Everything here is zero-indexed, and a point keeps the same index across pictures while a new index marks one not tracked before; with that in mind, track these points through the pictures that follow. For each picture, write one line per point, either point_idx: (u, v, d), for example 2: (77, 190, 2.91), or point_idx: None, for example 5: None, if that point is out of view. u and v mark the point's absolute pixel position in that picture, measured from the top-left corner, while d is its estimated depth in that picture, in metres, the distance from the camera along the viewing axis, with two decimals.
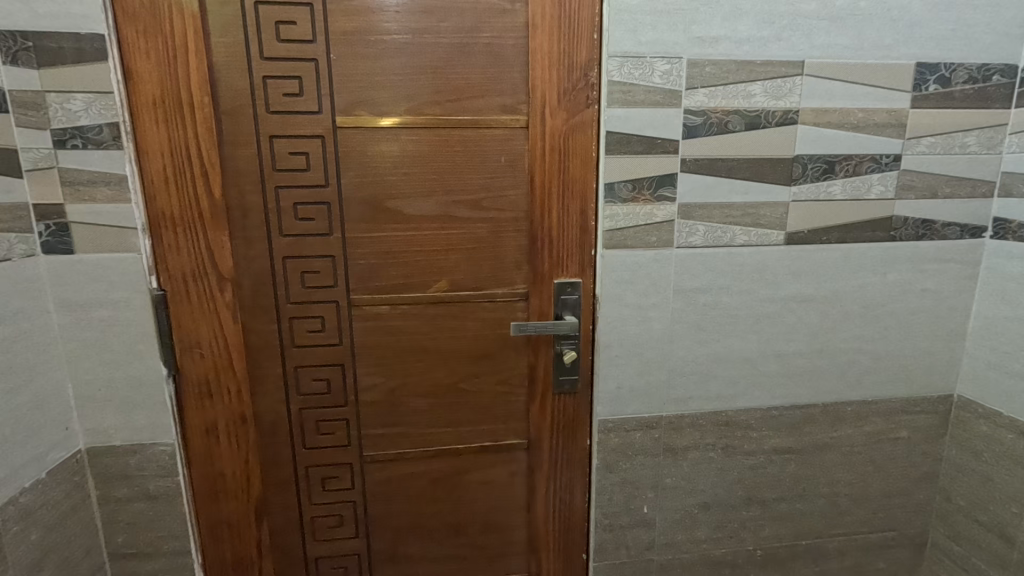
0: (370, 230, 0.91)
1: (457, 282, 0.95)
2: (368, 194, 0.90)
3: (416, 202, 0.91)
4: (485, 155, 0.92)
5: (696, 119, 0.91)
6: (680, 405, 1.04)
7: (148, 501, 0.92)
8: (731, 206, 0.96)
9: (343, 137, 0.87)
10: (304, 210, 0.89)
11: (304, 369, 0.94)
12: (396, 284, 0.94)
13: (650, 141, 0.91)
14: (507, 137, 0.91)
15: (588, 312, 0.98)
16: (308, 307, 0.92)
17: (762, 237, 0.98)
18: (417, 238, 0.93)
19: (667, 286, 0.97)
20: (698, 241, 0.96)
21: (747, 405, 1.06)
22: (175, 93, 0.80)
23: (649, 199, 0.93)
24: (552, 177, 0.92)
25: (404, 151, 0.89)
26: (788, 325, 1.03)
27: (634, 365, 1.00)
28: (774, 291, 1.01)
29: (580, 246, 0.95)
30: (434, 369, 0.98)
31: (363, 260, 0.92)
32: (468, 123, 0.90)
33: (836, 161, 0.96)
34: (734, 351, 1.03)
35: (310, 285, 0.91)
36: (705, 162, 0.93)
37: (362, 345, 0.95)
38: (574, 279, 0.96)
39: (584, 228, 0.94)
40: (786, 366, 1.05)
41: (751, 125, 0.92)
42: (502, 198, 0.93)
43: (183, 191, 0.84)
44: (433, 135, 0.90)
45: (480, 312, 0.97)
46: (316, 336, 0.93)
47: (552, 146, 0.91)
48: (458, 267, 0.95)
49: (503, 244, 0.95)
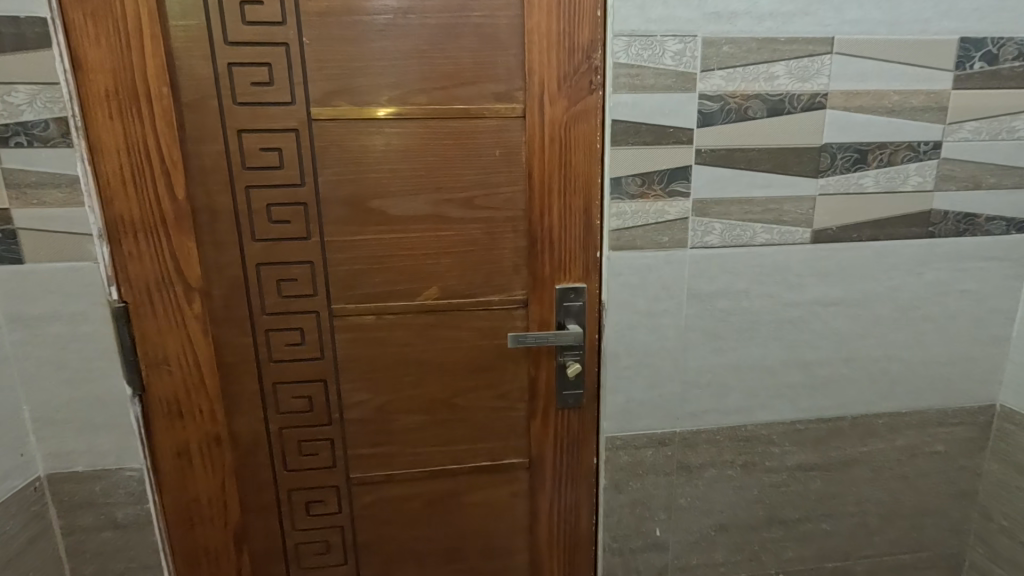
0: (352, 232, 0.83)
1: (450, 288, 0.87)
2: (349, 192, 0.81)
3: (402, 201, 0.83)
4: (478, 149, 0.83)
5: (712, 105, 0.82)
6: (695, 419, 0.95)
7: (116, 530, 0.85)
8: (751, 202, 0.86)
9: (321, 131, 0.79)
10: (278, 211, 0.80)
11: (283, 386, 0.86)
12: (383, 292, 0.85)
13: (661, 131, 0.82)
14: (502, 128, 0.82)
15: (593, 320, 0.89)
16: (285, 319, 0.84)
17: (785, 235, 0.89)
18: (404, 241, 0.84)
19: (680, 290, 0.88)
20: (714, 241, 0.87)
21: (768, 419, 0.97)
22: (129, 84, 0.72)
23: (660, 195, 0.84)
24: (552, 172, 0.83)
25: (389, 145, 0.81)
26: (814, 331, 0.94)
27: (645, 377, 0.92)
28: (799, 294, 0.91)
29: (585, 247, 0.86)
30: (426, 383, 0.90)
31: (345, 266, 0.84)
32: (458, 114, 0.81)
33: (869, 150, 0.86)
34: (754, 360, 0.94)
35: (288, 295, 0.83)
36: (722, 152, 0.83)
37: (346, 358, 0.87)
38: (578, 284, 0.88)
39: (589, 228, 0.85)
40: (812, 376, 0.96)
41: (773, 111, 0.83)
42: (497, 197, 0.85)
43: (142, 193, 0.76)
44: (420, 127, 0.81)
45: (475, 320, 0.88)
46: (296, 350, 0.85)
47: (551, 138, 0.82)
48: (450, 272, 0.86)
49: (500, 246, 0.86)
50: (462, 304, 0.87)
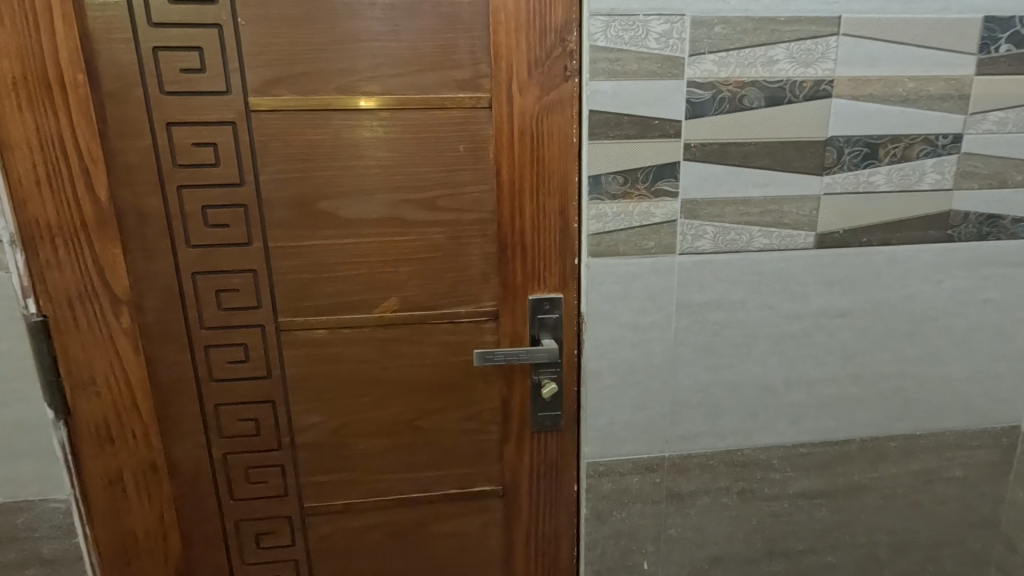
0: (301, 237, 0.74)
1: (411, 300, 0.78)
2: (296, 193, 0.73)
3: (355, 202, 0.74)
4: (441, 144, 0.74)
5: (703, 93, 0.72)
6: (686, 442, 0.86)
7: (42, 567, 0.77)
8: (748, 202, 0.77)
9: (264, 124, 0.70)
10: (215, 213, 0.72)
11: (227, 408, 0.78)
12: (337, 304, 0.77)
13: (645, 123, 0.73)
14: (466, 120, 0.73)
15: (571, 333, 0.80)
16: (227, 333, 0.76)
17: (786, 239, 0.79)
18: (358, 247, 0.75)
19: (668, 301, 0.79)
20: (706, 246, 0.78)
21: (767, 442, 0.88)
22: (39, 68, 0.64)
23: (645, 195, 0.75)
24: (523, 169, 0.74)
25: (340, 139, 0.72)
26: (819, 346, 0.84)
27: (631, 396, 0.82)
28: (802, 305, 0.82)
29: (561, 254, 0.77)
30: (387, 405, 0.81)
31: (293, 275, 0.75)
32: (417, 104, 0.72)
33: (880, 144, 0.77)
34: (752, 378, 0.84)
35: (229, 307, 0.75)
36: (715, 147, 0.74)
37: (296, 377, 0.78)
38: (554, 294, 0.78)
39: (566, 232, 0.76)
40: (816, 396, 0.86)
41: (772, 100, 0.74)
42: (462, 197, 0.76)
43: (59, 194, 0.67)
44: (374, 119, 0.72)
45: (440, 335, 0.79)
46: (240, 368, 0.77)
47: (521, 131, 0.73)
48: (411, 281, 0.77)
49: (466, 252, 0.77)
50: (425, 316, 0.78)
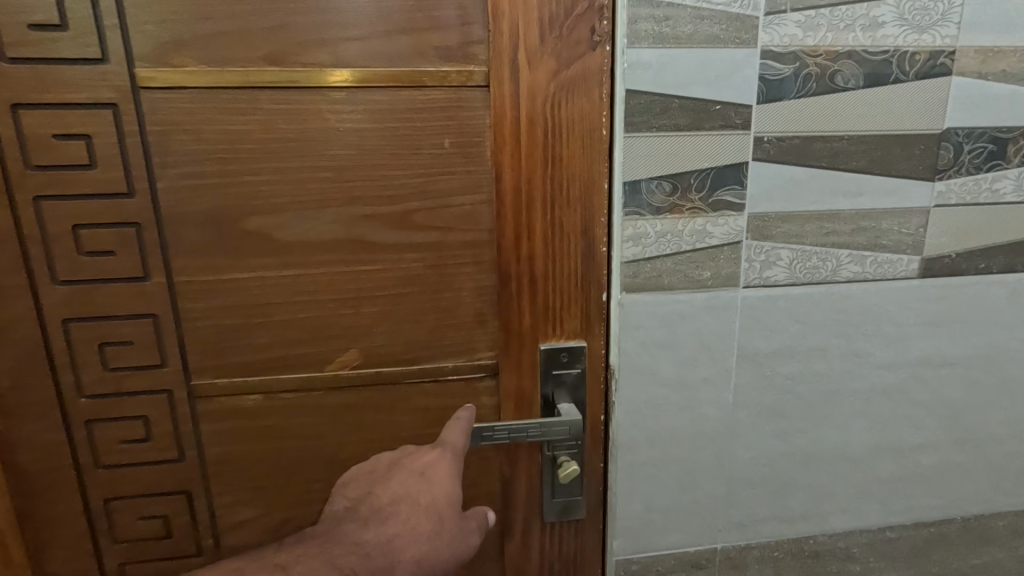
0: (221, 268, 0.53)
1: (379, 352, 0.57)
2: (211, 206, 0.51)
3: (298, 219, 0.53)
4: (419, 136, 0.52)
5: (782, 68, 0.52)
6: (743, 530, 0.66)
7: None
8: (836, 217, 0.57)
9: (161, 108, 0.49)
10: (93, 236, 0.50)
11: (121, 503, 0.57)
12: (275, 359, 0.55)
13: (702, 109, 0.52)
14: (453, 104, 0.52)
15: (597, 394, 0.59)
16: (120, 402, 0.54)
17: (883, 266, 0.59)
18: (304, 282, 0.54)
19: (727, 350, 0.59)
20: (780, 276, 0.58)
21: (846, 527, 0.68)
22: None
23: (700, 209, 0.55)
24: (533, 173, 0.53)
25: (273, 129, 0.50)
26: (917, 404, 0.64)
27: (674, 475, 0.62)
28: (897, 352, 0.62)
29: (585, 289, 0.56)
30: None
31: (211, 320, 0.54)
32: (383, 80, 0.51)
33: (1011, 139, 0.57)
34: (831, 447, 0.64)
35: (120, 366, 0.54)
36: (795, 142, 0.54)
37: (218, 459, 0.57)
38: (575, 342, 0.58)
39: (590, 259, 0.56)
40: (910, 467, 0.66)
41: (874, 78, 0.54)
42: (447, 212, 0.54)
43: None
44: (322, 102, 0.51)
45: (419, 399, 0.58)
46: (139, 448, 0.56)
47: (530, 120, 0.52)
48: (378, 327, 0.56)
49: (454, 287, 0.56)
50: (397, 375, 0.57)
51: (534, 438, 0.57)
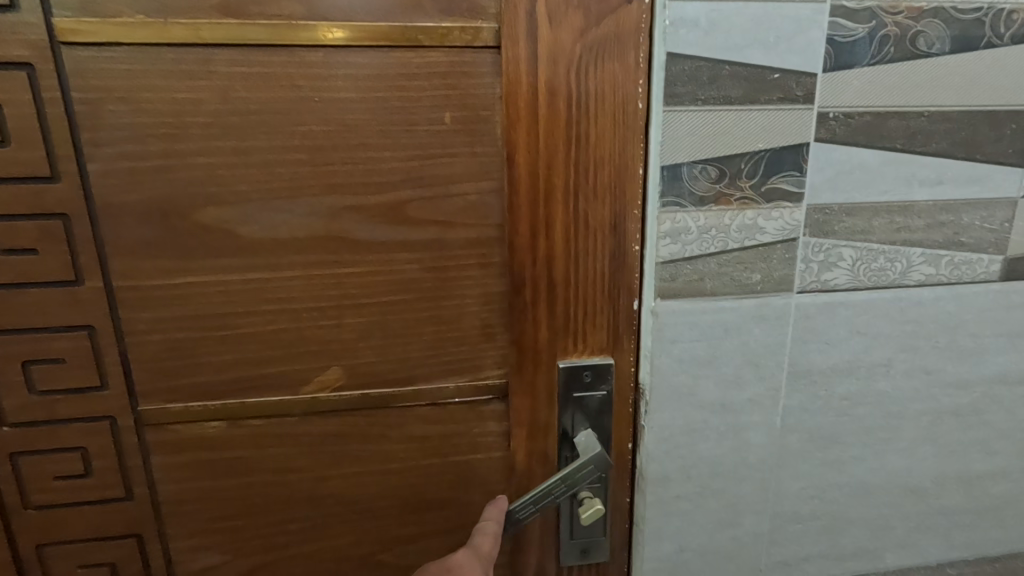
0: (174, 271, 0.44)
1: (366, 371, 0.48)
2: (157, 196, 0.42)
3: (265, 211, 0.44)
4: (415, 109, 0.43)
5: (856, 27, 0.43)
6: (787, 571, 0.57)
7: None
8: (910, 209, 0.48)
9: (91, 72, 0.40)
10: (10, 232, 0.42)
11: (58, 552, 0.49)
12: (243, 378, 0.47)
13: (757, 77, 0.43)
14: (456, 69, 0.42)
15: (626, 420, 0.51)
16: (51, 433, 0.47)
17: (960, 268, 0.50)
18: (275, 288, 0.45)
19: (776, 367, 0.50)
20: (841, 280, 0.49)
21: (901, 564, 0.59)
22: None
23: (751, 199, 0.46)
24: (553, 156, 0.44)
25: (234, 99, 0.41)
26: (988, 427, 0.56)
27: (712, 510, 0.53)
28: (970, 368, 0.54)
29: (613, 296, 0.47)
30: (328, 535, 0.51)
31: (163, 332, 0.45)
32: (368, 37, 0.41)
33: None
34: (889, 476, 0.56)
35: (49, 393, 0.46)
36: (866, 119, 0.45)
37: (172, 496, 0.49)
38: (603, 359, 0.49)
39: (621, 261, 0.47)
40: (978, 497, 0.58)
41: (962, 43, 0.45)
42: (448, 203, 0.45)
43: None
44: (292, 65, 0.41)
45: (414, 426, 0.50)
46: (77, 484, 0.48)
47: (551, 89, 0.43)
48: (365, 342, 0.47)
49: (457, 293, 0.47)
50: (389, 397, 0.49)
51: (563, 496, 0.48)
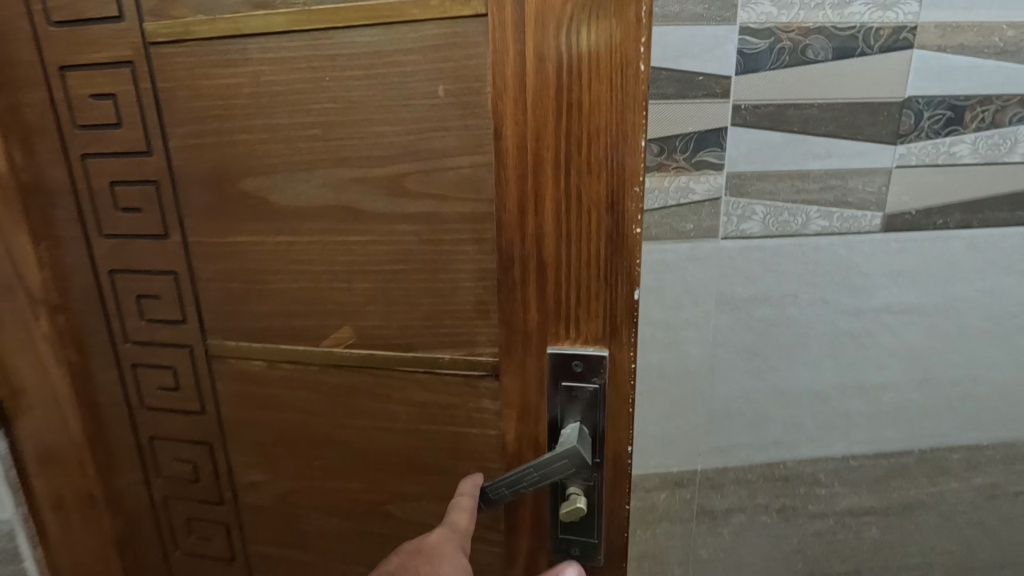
0: (225, 232, 0.58)
1: (372, 330, 0.56)
2: (215, 171, 0.56)
3: (289, 184, 0.54)
4: (415, 88, 0.48)
5: (759, 43, 0.59)
6: (721, 456, 0.75)
7: None
8: (806, 177, 0.64)
9: (175, 65, 0.54)
10: (125, 193, 0.60)
11: (161, 441, 0.69)
12: (280, 323, 0.59)
13: (687, 80, 0.60)
14: (449, 42, 0.46)
15: (626, 424, 0.48)
16: (156, 351, 0.65)
17: (848, 221, 0.67)
18: (298, 252, 0.56)
19: (707, 294, 0.67)
20: (754, 229, 0.66)
21: (813, 455, 0.77)
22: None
23: (685, 167, 0.63)
24: (542, 127, 0.43)
25: (264, 83, 0.52)
26: (879, 346, 0.72)
27: (660, 404, 0.71)
28: (863, 300, 0.70)
29: (609, 282, 0.45)
30: (346, 471, 0.62)
31: (229, 280, 0.59)
32: (360, 18, 0.47)
33: (966, 107, 0.64)
34: (800, 383, 0.72)
35: (155, 321, 0.64)
36: (769, 109, 0.62)
37: (229, 420, 0.65)
38: (599, 351, 0.47)
39: (618, 245, 0.44)
40: (873, 403, 0.74)
41: (842, 51, 0.61)
42: (441, 176, 0.49)
43: None
44: (308, 51, 0.49)
45: (415, 392, 0.56)
46: (171, 395, 0.66)
47: (539, 54, 0.42)
48: (372, 304, 0.55)
49: (456, 263, 0.51)
50: (391, 360, 0.56)
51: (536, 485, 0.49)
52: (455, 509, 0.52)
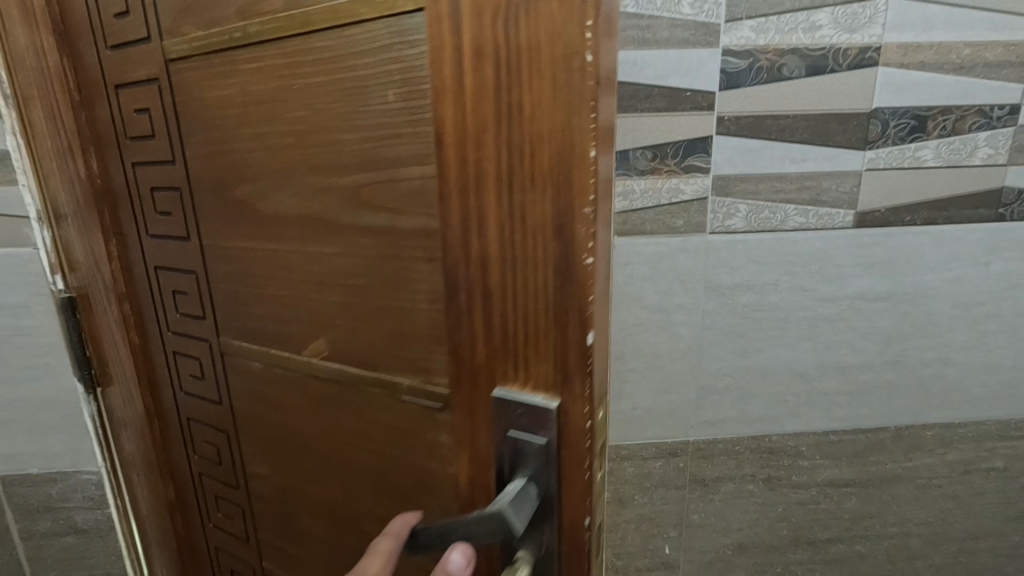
0: (226, 235, 0.63)
1: (342, 341, 0.56)
2: (220, 177, 0.61)
3: (275, 192, 0.56)
4: (372, 97, 0.46)
5: (740, 63, 0.68)
6: (711, 428, 0.84)
7: (76, 536, 0.80)
8: (783, 178, 0.73)
9: (188, 80, 0.60)
10: (163, 197, 0.68)
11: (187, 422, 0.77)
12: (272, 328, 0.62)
13: (676, 95, 0.69)
14: (395, 40, 0.43)
15: (579, 486, 0.43)
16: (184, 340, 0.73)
17: (823, 218, 0.75)
18: (282, 255, 0.58)
19: (696, 282, 0.76)
20: (738, 225, 0.74)
21: (796, 429, 0.85)
22: (39, 47, 0.66)
23: (675, 170, 0.72)
24: (482, 135, 0.39)
25: (246, 90, 0.55)
26: (853, 330, 0.80)
27: (654, 380, 0.81)
28: (837, 288, 0.78)
29: (561, 324, 0.40)
30: (327, 482, 0.63)
31: (240, 283, 0.63)
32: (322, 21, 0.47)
33: (928, 116, 0.72)
34: (782, 363, 0.81)
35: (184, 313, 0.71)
36: (749, 120, 0.71)
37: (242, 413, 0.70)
38: (549, 402, 0.42)
39: (567, 278, 0.39)
40: (850, 382, 0.82)
41: (813, 69, 0.69)
42: (400, 187, 0.47)
43: (55, 170, 0.69)
44: (282, 60, 0.51)
45: (380, 413, 0.56)
46: (198, 382, 0.74)
47: (477, 51, 0.37)
48: (340, 318, 0.55)
49: (412, 286, 0.48)
50: (356, 376, 0.56)
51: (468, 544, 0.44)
52: (372, 552, 0.51)
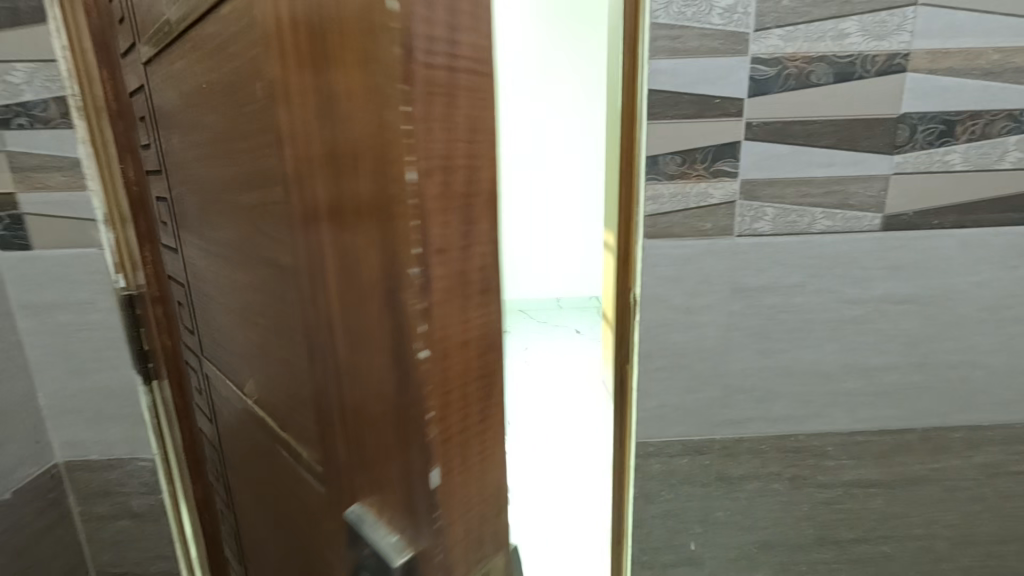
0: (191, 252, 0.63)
1: (256, 378, 0.50)
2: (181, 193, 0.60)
3: (209, 217, 0.53)
4: (238, 86, 0.38)
5: (768, 70, 0.70)
6: (737, 427, 0.85)
7: (131, 519, 0.85)
8: (810, 182, 0.75)
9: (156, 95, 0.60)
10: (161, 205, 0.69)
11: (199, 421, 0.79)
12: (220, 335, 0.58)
13: (705, 102, 0.71)
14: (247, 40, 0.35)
15: None
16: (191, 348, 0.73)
17: (850, 221, 0.76)
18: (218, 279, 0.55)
19: (723, 283, 0.78)
20: (765, 228, 0.76)
21: (821, 430, 0.86)
22: (96, 62, 0.71)
23: (703, 175, 0.74)
24: (306, 170, 0.33)
25: (185, 105, 0.53)
26: (880, 332, 0.81)
27: (681, 379, 0.83)
28: (864, 290, 0.79)
29: (390, 375, 0.33)
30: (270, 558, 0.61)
31: (206, 296, 0.61)
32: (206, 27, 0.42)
33: (957, 121, 0.73)
34: (808, 364, 0.82)
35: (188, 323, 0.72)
36: (777, 126, 0.72)
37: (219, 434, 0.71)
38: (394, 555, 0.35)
39: (398, 347, 0.33)
40: (876, 383, 0.83)
41: (841, 76, 0.71)
42: (266, 217, 0.39)
43: (114, 177, 0.75)
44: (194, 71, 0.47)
45: (279, 466, 0.49)
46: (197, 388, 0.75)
47: (306, 57, 0.31)
48: (249, 351, 0.51)
49: (276, 315, 0.42)
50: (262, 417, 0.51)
51: None
52: None
